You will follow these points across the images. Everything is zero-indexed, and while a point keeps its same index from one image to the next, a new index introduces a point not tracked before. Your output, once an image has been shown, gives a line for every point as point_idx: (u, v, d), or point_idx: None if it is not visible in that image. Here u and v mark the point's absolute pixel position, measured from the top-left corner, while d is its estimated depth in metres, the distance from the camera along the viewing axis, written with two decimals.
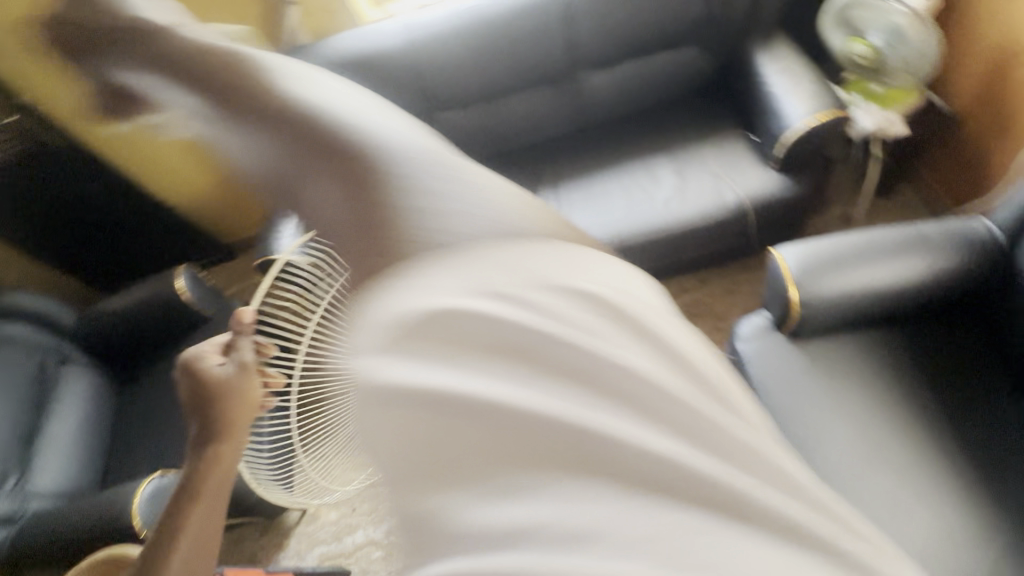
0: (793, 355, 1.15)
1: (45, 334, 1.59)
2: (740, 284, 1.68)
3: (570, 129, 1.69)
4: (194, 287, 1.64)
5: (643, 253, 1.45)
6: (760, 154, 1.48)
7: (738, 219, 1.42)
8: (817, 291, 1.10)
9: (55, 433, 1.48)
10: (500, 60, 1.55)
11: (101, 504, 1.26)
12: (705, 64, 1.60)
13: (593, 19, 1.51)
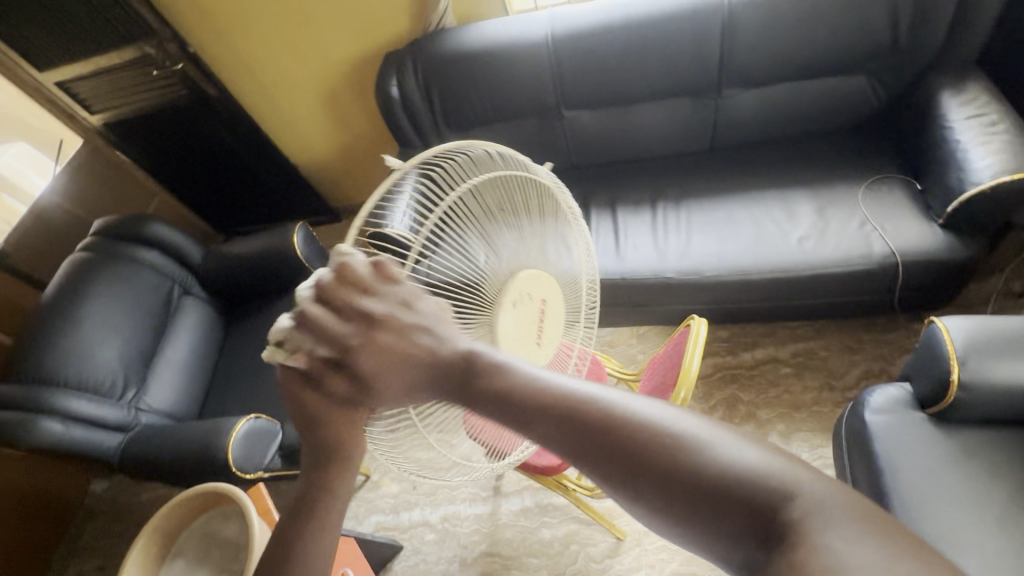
0: (936, 441, 1.00)
1: (174, 265, 1.73)
2: (864, 343, 1.51)
3: (702, 146, 1.63)
4: (306, 245, 1.72)
5: (763, 292, 1.35)
6: (922, 206, 1.31)
7: (886, 273, 1.27)
8: (983, 376, 0.96)
9: (171, 357, 1.61)
10: (645, 66, 1.47)
11: (201, 433, 1.35)
12: (872, 96, 1.45)
13: (756, 34, 1.38)
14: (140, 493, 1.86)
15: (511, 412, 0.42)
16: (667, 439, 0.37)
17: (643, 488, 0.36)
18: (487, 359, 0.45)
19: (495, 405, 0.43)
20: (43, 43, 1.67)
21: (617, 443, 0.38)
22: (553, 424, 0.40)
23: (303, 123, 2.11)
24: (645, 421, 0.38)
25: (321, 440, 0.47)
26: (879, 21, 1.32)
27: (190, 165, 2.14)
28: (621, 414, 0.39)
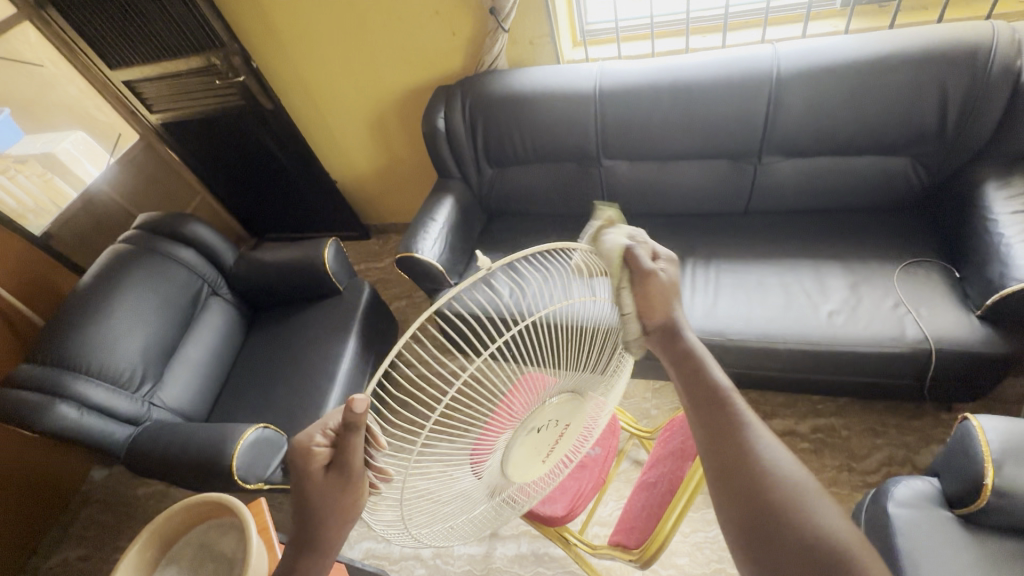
0: (963, 545, 0.95)
1: (207, 265, 1.78)
2: (888, 427, 1.46)
3: (737, 208, 1.64)
4: (335, 261, 1.76)
5: (788, 362, 1.33)
6: (960, 295, 1.29)
7: (918, 359, 1.24)
8: (1020, 483, 0.91)
9: (189, 355, 1.63)
10: (689, 126, 1.50)
11: (209, 437, 1.35)
12: (914, 179, 1.45)
13: (802, 106, 1.40)
14: (137, 485, 1.86)
15: (691, 389, 0.52)
16: (790, 484, 0.44)
17: (736, 481, 0.45)
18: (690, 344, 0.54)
19: (682, 369, 0.53)
20: (119, 45, 1.78)
21: (742, 458, 0.46)
22: (713, 432, 0.49)
23: (348, 143, 2.19)
24: (781, 465, 0.45)
25: (311, 523, 0.49)
26: (927, 107, 1.33)
27: (234, 169, 2.22)
28: (767, 444, 0.47)
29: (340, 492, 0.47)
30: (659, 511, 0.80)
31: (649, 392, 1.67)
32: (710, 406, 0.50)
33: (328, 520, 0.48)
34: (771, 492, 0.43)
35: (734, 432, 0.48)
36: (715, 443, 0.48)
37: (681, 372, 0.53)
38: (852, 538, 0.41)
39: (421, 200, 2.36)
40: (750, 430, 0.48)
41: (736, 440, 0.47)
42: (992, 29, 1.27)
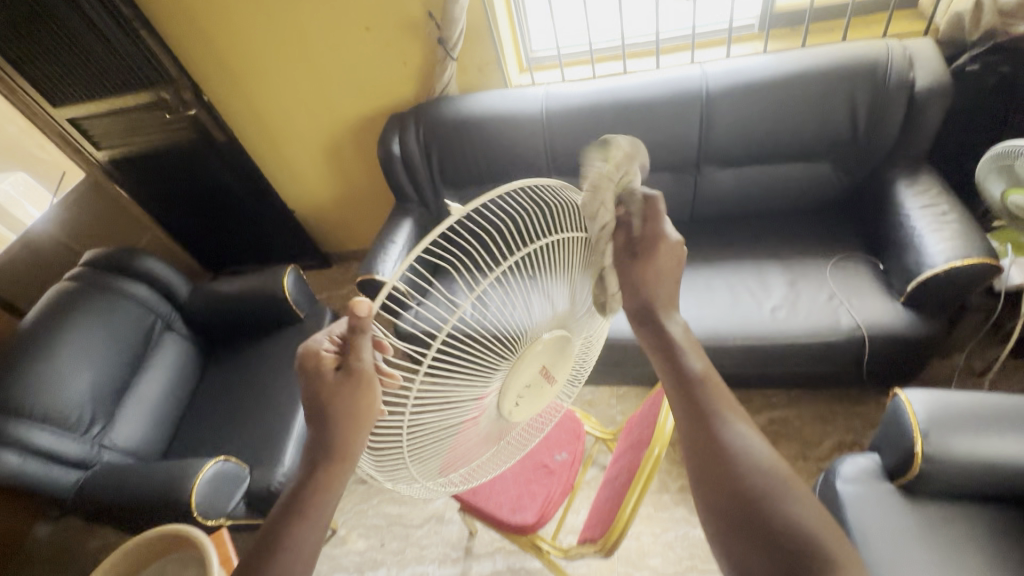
0: (904, 513, 1.01)
1: (160, 300, 1.73)
2: (836, 414, 1.55)
3: (683, 216, 1.73)
4: (295, 288, 1.75)
5: (739, 358, 1.40)
6: (885, 284, 1.40)
7: (853, 345, 1.33)
8: (948, 450, 0.98)
9: (142, 393, 1.57)
10: (631, 142, 1.59)
11: (165, 474, 1.30)
12: (837, 181, 1.58)
13: (732, 120, 1.52)
14: (86, 538, 1.75)
15: (681, 398, 0.58)
16: (765, 474, 0.50)
17: (717, 489, 0.51)
18: (692, 364, 0.59)
19: (676, 382, 0.59)
20: (62, 82, 1.75)
21: (728, 445, 0.53)
22: (694, 413, 0.56)
23: (305, 172, 2.20)
24: (757, 458, 0.52)
25: (329, 426, 0.52)
26: (840, 117, 1.47)
27: (187, 204, 2.19)
28: (750, 442, 0.53)
29: (352, 392, 0.50)
30: (620, 500, 0.83)
31: (613, 398, 1.71)
32: (695, 404, 0.56)
33: (342, 425, 0.52)
34: (753, 487, 0.49)
35: (721, 436, 0.53)
36: (695, 450, 0.54)
37: (676, 385, 0.59)
38: (815, 519, 0.47)
39: (381, 226, 2.38)
40: (734, 433, 0.54)
41: (715, 441, 0.53)
42: (887, 47, 1.43)
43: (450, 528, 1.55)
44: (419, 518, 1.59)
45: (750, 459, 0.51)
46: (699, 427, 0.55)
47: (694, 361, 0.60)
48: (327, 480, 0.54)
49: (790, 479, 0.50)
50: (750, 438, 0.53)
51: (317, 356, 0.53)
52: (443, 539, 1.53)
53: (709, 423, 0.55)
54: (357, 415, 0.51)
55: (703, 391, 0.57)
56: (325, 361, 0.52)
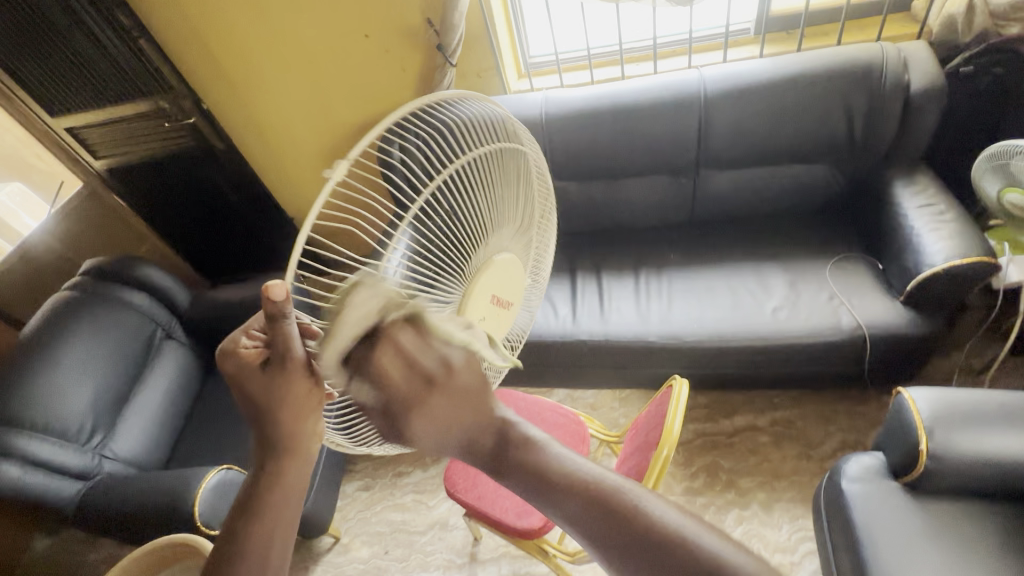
0: (910, 511, 1.02)
1: (160, 309, 1.73)
2: (839, 414, 1.55)
3: (683, 219, 1.74)
4: None
5: (742, 360, 1.40)
6: (884, 284, 1.41)
7: (855, 345, 1.34)
8: (952, 447, 0.99)
9: (144, 402, 1.57)
10: (630, 147, 1.60)
11: (168, 483, 1.29)
12: (834, 182, 1.60)
13: (730, 123, 1.53)
14: (85, 551, 1.73)
15: (540, 495, 0.47)
16: (676, 541, 0.42)
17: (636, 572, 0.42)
18: (525, 448, 0.49)
19: (524, 483, 0.48)
20: (61, 92, 1.74)
21: (634, 530, 0.44)
22: (571, 512, 0.46)
23: (304, 180, 2.20)
24: (667, 522, 0.44)
25: (275, 415, 0.50)
26: (837, 119, 1.49)
27: (186, 213, 2.17)
28: (637, 513, 0.44)
29: (285, 380, 0.48)
30: None
31: (616, 401, 1.71)
32: (572, 509, 0.46)
33: (286, 411, 0.50)
34: (686, 565, 0.41)
35: (613, 510, 0.44)
36: (600, 548, 0.45)
37: (527, 486, 0.48)
38: (749, 563, 0.41)
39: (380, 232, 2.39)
40: (616, 504, 0.45)
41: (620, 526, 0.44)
42: (882, 50, 1.45)
43: (454, 534, 1.54)
44: (424, 524, 1.58)
45: (666, 527, 0.43)
46: (595, 528, 0.45)
47: (534, 434, 0.50)
48: (278, 483, 0.53)
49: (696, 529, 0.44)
50: (646, 500, 0.45)
51: (236, 355, 0.50)
52: (447, 545, 1.52)
53: (587, 518, 0.45)
54: (306, 402, 0.50)
55: (565, 478, 0.47)
56: (249, 358, 0.49)
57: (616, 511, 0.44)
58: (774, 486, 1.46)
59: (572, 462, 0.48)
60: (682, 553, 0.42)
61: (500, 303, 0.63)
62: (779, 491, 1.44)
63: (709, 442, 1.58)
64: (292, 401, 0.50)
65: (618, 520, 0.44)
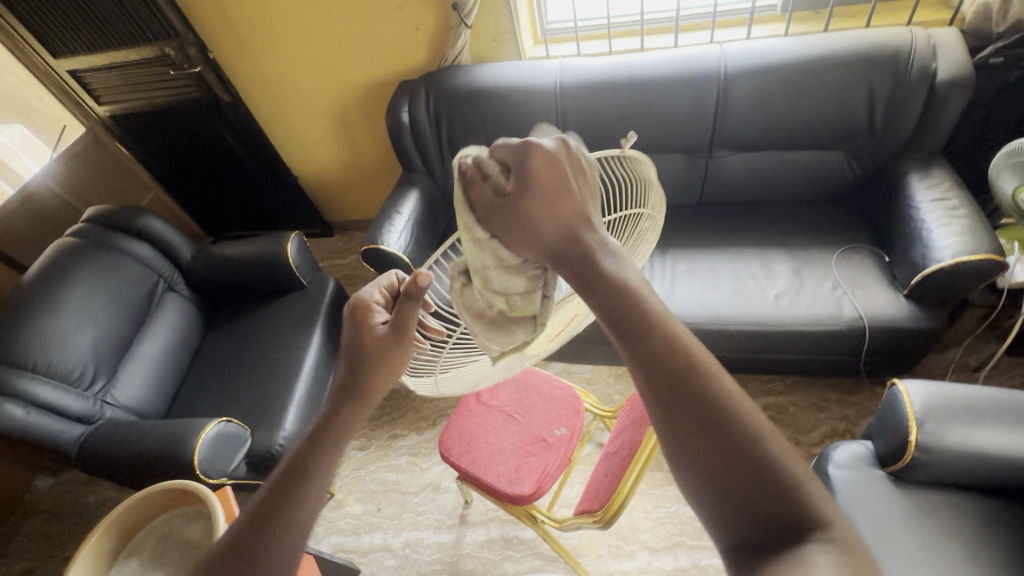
0: (893, 499, 1.04)
1: (163, 260, 1.73)
2: (831, 402, 1.57)
3: (691, 200, 1.72)
4: (299, 255, 1.74)
5: (739, 342, 1.41)
6: (889, 276, 1.41)
7: (854, 335, 1.34)
8: (942, 440, 1.00)
9: (146, 351, 1.58)
10: (644, 124, 1.58)
11: (168, 432, 1.31)
12: (848, 171, 1.57)
13: (746, 104, 1.50)
14: (86, 493, 1.77)
15: (622, 334, 0.44)
16: (733, 411, 0.40)
17: (691, 421, 0.40)
18: (623, 278, 0.45)
19: (612, 308, 0.45)
20: (63, 32, 1.69)
21: (699, 387, 0.41)
22: (651, 349, 0.43)
23: (311, 139, 2.17)
24: (727, 392, 0.41)
25: (366, 361, 0.57)
26: (858, 105, 1.45)
27: (190, 165, 2.15)
28: (716, 375, 0.42)
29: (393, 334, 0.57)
30: (619, 474, 0.85)
31: (611, 377, 1.73)
32: (647, 341, 0.43)
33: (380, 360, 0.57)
34: (734, 431, 0.39)
35: (683, 362, 0.42)
36: (657, 389, 0.42)
37: (609, 311, 0.45)
38: (787, 450, 0.40)
39: (385, 196, 2.36)
40: (692, 363, 0.42)
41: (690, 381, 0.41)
42: (910, 36, 1.40)
43: (445, 497, 1.58)
44: (416, 485, 1.61)
45: (723, 393, 0.41)
46: (651, 364, 0.42)
47: (629, 277, 0.46)
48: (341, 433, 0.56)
49: (757, 413, 0.41)
50: (715, 368, 0.43)
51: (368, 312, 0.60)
52: (438, 507, 1.56)
53: (650, 349, 0.43)
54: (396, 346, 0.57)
55: (644, 317, 0.44)
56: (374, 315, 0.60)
57: (689, 362, 0.42)
58: None
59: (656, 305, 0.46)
60: (734, 419, 0.40)
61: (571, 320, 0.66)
62: None
63: None
64: (352, 397, 0.57)
65: (685, 368, 0.42)
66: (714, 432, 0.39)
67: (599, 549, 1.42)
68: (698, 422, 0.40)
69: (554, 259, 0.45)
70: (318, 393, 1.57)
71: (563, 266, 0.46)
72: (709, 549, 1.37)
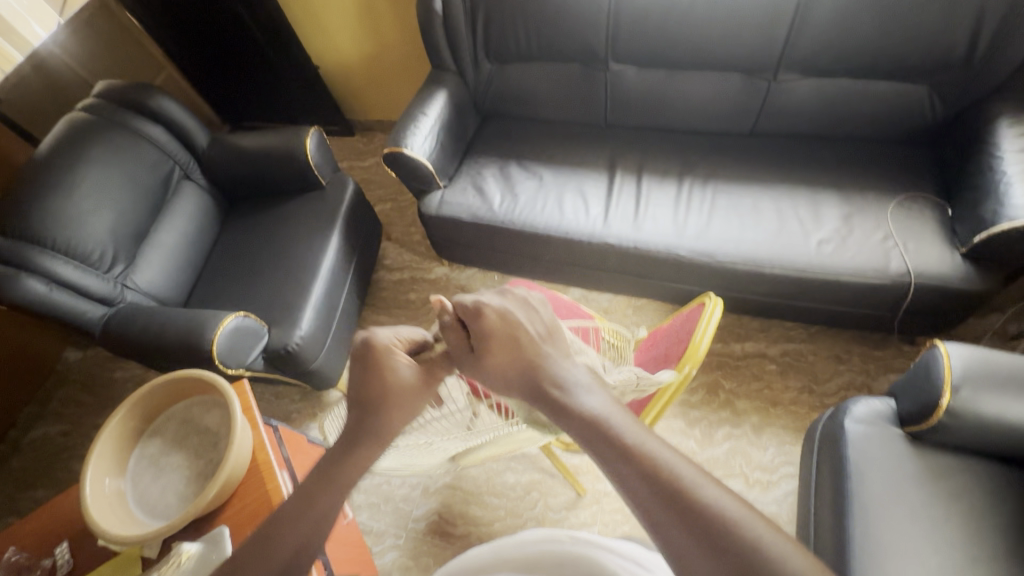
0: (907, 458, 1.03)
1: (178, 145, 1.65)
2: (853, 355, 1.53)
3: (743, 128, 1.57)
4: (318, 153, 1.65)
5: (771, 285, 1.35)
6: (948, 232, 1.30)
7: (897, 291, 1.27)
8: (974, 407, 0.97)
9: (164, 239, 1.57)
10: (704, 36, 1.40)
11: (188, 321, 1.32)
12: (928, 109, 1.40)
13: (827, 19, 1.31)
14: (113, 368, 1.85)
15: (608, 458, 0.51)
16: (733, 524, 0.44)
17: (699, 558, 0.43)
18: (592, 408, 0.53)
19: (585, 434, 0.53)
20: None
21: (690, 500, 0.46)
22: (636, 476, 0.48)
23: (334, 25, 1.99)
24: (717, 505, 0.46)
25: (386, 414, 0.60)
26: (960, 30, 1.26)
27: (204, 43, 2.00)
28: (700, 491, 0.47)
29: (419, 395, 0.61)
30: (637, 411, 0.84)
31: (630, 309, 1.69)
32: (636, 473, 0.49)
33: (399, 415, 0.61)
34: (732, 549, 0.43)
35: (667, 485, 0.47)
36: (658, 510, 0.47)
37: (584, 439, 0.53)
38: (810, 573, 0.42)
39: (410, 96, 2.21)
40: (675, 485, 0.47)
41: (676, 492, 0.47)
42: None
43: None
44: None
45: (714, 507, 0.46)
46: (648, 488, 0.48)
47: (598, 405, 0.54)
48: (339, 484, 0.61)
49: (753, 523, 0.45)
50: (700, 483, 0.47)
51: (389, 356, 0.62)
52: None
53: (634, 470, 0.49)
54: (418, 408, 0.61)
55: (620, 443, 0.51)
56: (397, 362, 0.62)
57: (673, 486, 0.47)
58: (769, 413, 1.49)
59: (623, 429, 0.52)
60: (732, 529, 0.44)
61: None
62: (774, 418, 1.47)
63: (715, 362, 1.59)
64: (367, 442, 0.61)
65: (673, 492, 0.47)
66: (721, 550, 0.43)
67: (598, 470, 1.47)
68: (705, 542, 0.44)
69: (531, 395, 0.56)
70: (334, 297, 1.56)
71: (541, 401, 0.56)
72: None
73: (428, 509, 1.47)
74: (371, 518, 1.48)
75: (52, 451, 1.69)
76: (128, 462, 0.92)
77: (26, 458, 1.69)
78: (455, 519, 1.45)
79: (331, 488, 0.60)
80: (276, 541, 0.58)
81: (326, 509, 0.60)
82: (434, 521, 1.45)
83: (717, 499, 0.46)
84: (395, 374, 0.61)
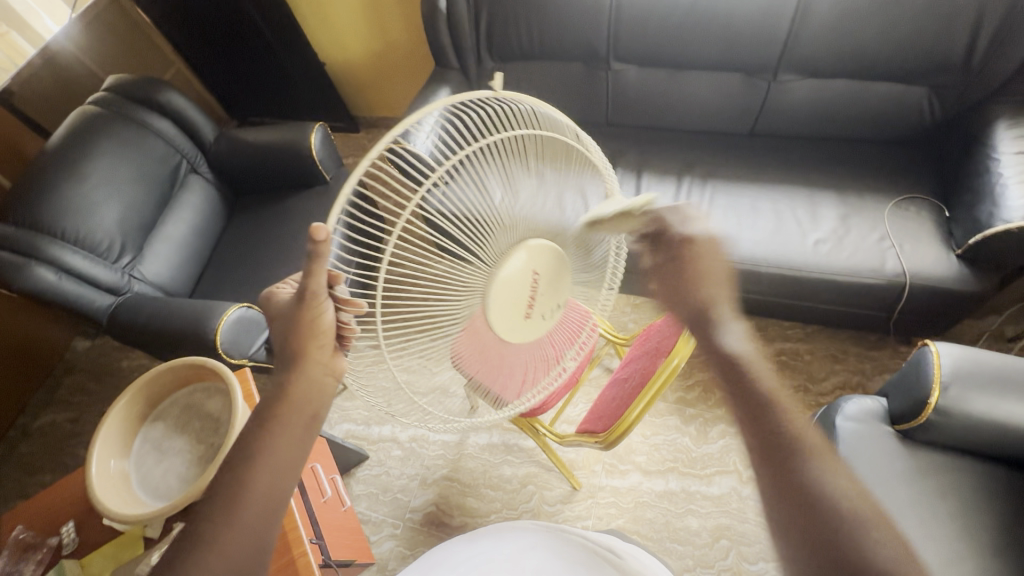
0: (896, 455, 1.04)
1: (185, 139, 1.68)
2: (849, 355, 1.54)
3: (743, 128, 1.58)
4: (322, 148, 1.68)
5: (767, 285, 1.36)
6: (945, 233, 1.30)
7: (892, 290, 1.28)
8: (963, 405, 0.98)
9: (171, 231, 1.60)
10: (705, 36, 1.41)
11: (193, 311, 1.35)
12: (927, 111, 1.41)
13: (828, 20, 1.32)
14: (120, 358, 1.89)
15: (727, 386, 0.58)
16: (833, 497, 0.49)
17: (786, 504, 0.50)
18: (731, 349, 0.59)
19: (721, 369, 0.59)
20: None
21: (798, 460, 0.51)
22: (758, 419, 0.55)
23: (340, 23, 2.01)
24: (828, 480, 0.50)
25: (284, 343, 0.56)
26: (959, 32, 1.27)
27: (212, 39, 2.03)
28: (813, 458, 0.51)
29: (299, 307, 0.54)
30: (628, 403, 0.85)
31: (628, 306, 1.70)
32: (759, 417, 0.55)
33: (297, 339, 0.55)
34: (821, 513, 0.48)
35: (782, 436, 0.53)
36: (759, 446, 0.54)
37: (714, 365, 0.60)
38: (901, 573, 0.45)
39: (414, 93, 2.24)
40: (795, 435, 0.53)
41: (783, 445, 0.52)
42: None
43: None
44: None
45: (820, 477, 0.50)
46: (758, 432, 0.54)
47: (736, 348, 0.59)
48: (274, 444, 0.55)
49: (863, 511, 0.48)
50: (817, 450, 0.52)
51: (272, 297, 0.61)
52: None
53: (762, 416, 0.55)
54: (314, 331, 0.56)
55: (748, 391, 0.57)
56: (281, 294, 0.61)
57: (789, 435, 0.53)
58: None
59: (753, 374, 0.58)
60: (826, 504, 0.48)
61: (533, 281, 0.80)
62: None
63: None
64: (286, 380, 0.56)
65: (789, 447, 0.52)
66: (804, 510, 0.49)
67: (594, 465, 1.49)
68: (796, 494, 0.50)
69: (684, 319, 0.62)
70: None
71: (691, 325, 0.62)
72: (700, 477, 1.43)
73: (425, 500, 1.50)
74: (370, 508, 1.50)
75: (60, 438, 1.73)
76: (133, 445, 0.95)
77: (34, 445, 1.73)
78: (452, 510, 1.48)
79: (274, 434, 0.55)
80: (235, 510, 0.51)
81: (289, 458, 0.55)
82: (431, 512, 1.47)
83: (821, 472, 0.51)
84: (280, 309, 0.58)
